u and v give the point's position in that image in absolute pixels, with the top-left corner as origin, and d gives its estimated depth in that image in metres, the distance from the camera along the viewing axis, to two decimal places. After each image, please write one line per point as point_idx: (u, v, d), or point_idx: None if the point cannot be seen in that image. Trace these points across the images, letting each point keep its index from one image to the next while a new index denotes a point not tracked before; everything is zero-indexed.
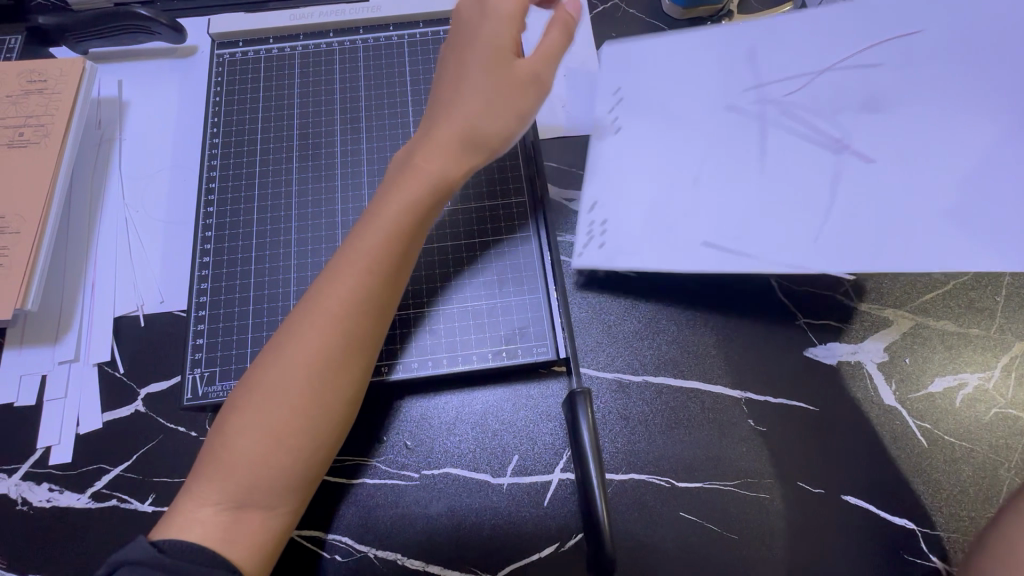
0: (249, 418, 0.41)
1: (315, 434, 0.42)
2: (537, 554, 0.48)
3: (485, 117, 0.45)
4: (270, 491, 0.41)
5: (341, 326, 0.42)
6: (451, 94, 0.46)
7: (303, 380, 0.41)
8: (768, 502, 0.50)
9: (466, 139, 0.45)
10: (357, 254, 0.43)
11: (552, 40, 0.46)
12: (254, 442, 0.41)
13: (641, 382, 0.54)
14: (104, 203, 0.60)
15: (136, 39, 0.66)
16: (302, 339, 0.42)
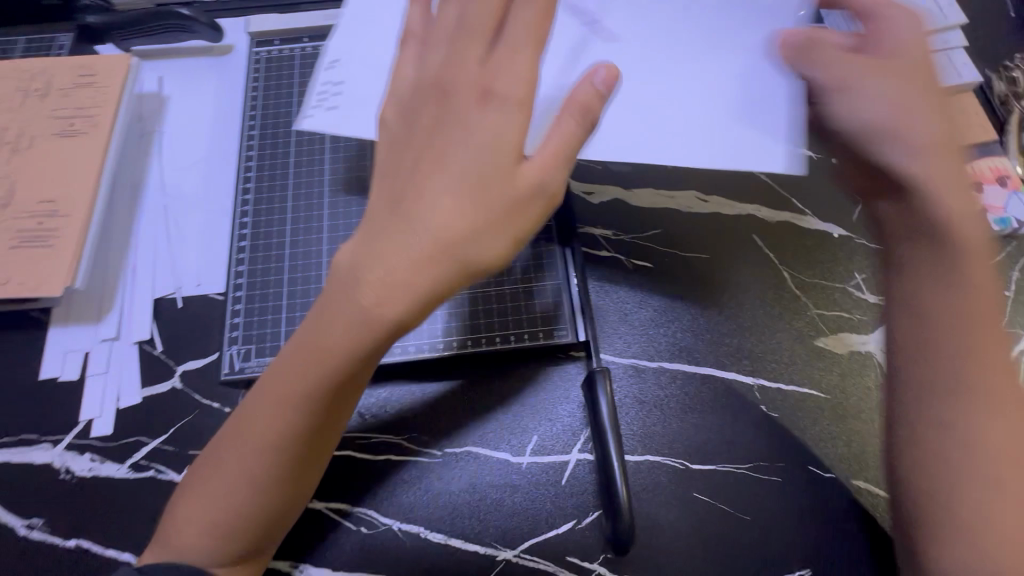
0: (212, 489, 0.43)
1: (283, 486, 0.43)
2: (555, 531, 0.50)
3: (473, 243, 0.37)
4: (240, 528, 0.43)
5: (289, 440, 0.41)
6: (445, 158, 0.38)
7: (255, 496, 0.42)
8: (780, 485, 0.51)
9: (451, 268, 0.37)
10: (307, 373, 0.40)
11: (562, 130, 0.37)
12: (217, 510, 0.42)
13: (656, 368, 0.56)
14: (144, 191, 0.63)
15: (177, 37, 0.70)
16: (275, 409, 0.41)
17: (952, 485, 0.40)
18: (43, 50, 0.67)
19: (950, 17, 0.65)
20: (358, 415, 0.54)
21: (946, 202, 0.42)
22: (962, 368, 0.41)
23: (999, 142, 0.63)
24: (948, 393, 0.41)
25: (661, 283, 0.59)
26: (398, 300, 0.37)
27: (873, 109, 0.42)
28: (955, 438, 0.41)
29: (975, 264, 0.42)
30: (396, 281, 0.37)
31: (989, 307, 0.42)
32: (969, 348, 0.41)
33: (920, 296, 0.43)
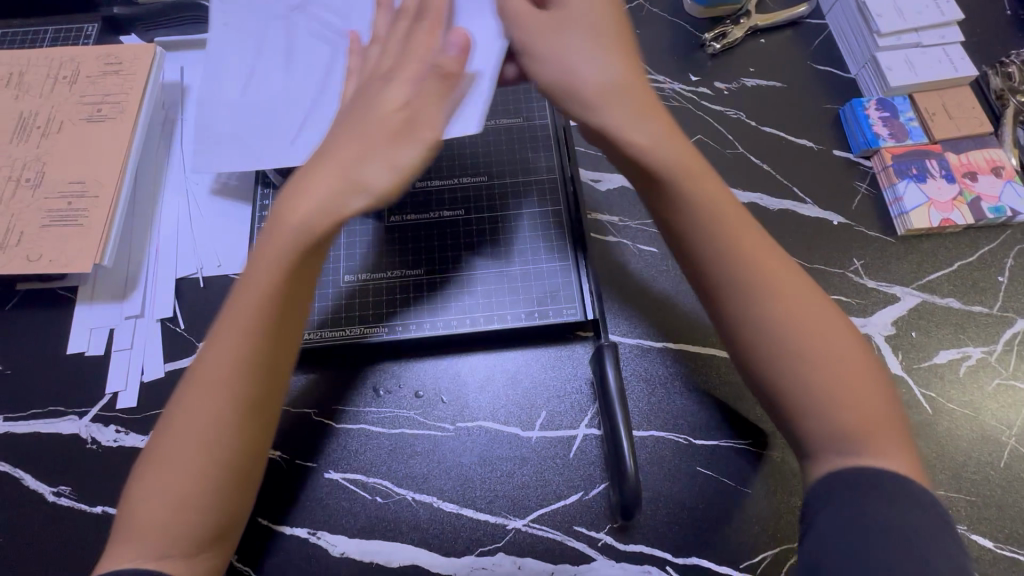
0: (170, 455, 0.39)
1: (241, 435, 0.40)
2: (563, 501, 0.52)
3: (369, 163, 0.43)
4: (202, 497, 0.39)
5: (243, 376, 0.40)
6: (346, 120, 0.46)
7: (218, 455, 0.39)
8: (780, 459, 0.53)
9: (340, 186, 0.42)
10: (246, 298, 0.40)
11: (427, 87, 0.46)
12: (180, 480, 0.38)
13: (661, 347, 0.58)
14: (167, 175, 0.65)
15: (198, 28, 0.72)
16: (218, 347, 0.40)
17: (801, 373, 0.38)
18: (70, 39, 0.69)
19: (947, 14, 0.67)
20: (373, 390, 0.56)
21: (638, 139, 0.41)
22: (747, 270, 0.40)
23: (995, 134, 0.65)
24: (744, 321, 0.40)
25: (666, 267, 0.61)
26: (303, 209, 0.41)
27: (572, 60, 0.44)
28: (769, 329, 0.39)
29: (704, 179, 0.42)
30: (306, 193, 0.42)
31: (741, 217, 0.42)
32: (745, 256, 0.40)
33: (676, 216, 0.42)
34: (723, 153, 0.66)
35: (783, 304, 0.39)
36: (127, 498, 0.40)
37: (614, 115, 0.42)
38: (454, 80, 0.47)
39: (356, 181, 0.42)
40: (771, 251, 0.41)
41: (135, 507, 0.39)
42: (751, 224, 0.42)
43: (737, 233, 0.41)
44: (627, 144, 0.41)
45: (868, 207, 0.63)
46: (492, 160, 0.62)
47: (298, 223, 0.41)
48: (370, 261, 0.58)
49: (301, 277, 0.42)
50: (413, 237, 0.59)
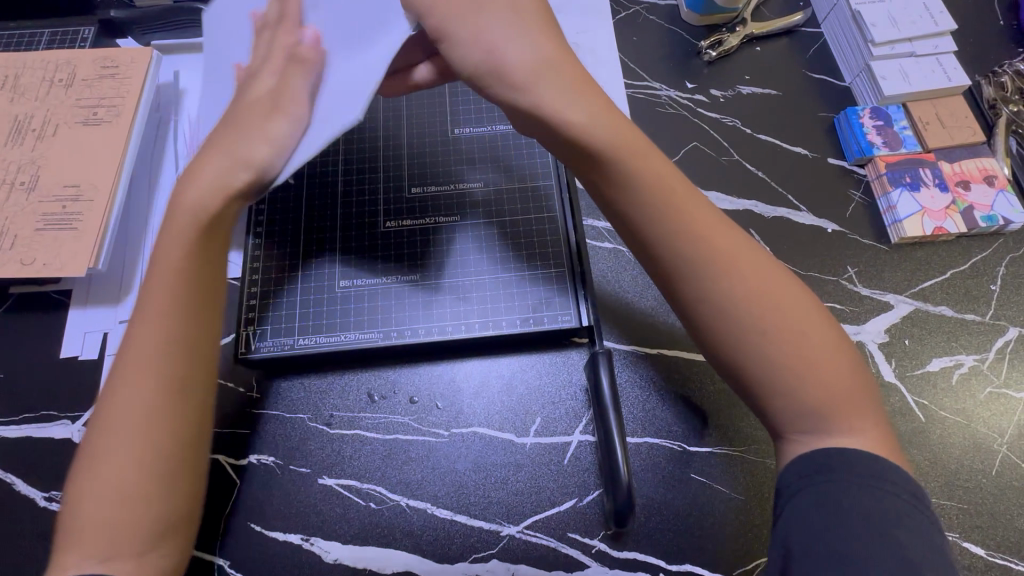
0: (106, 454, 0.40)
1: (171, 423, 0.41)
2: (556, 507, 0.52)
3: (253, 143, 0.44)
4: (142, 490, 0.40)
5: (168, 362, 0.41)
6: (232, 113, 0.47)
7: (147, 448, 0.40)
8: (773, 466, 0.53)
9: (232, 172, 0.43)
10: (157, 292, 0.42)
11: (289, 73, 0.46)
12: (118, 479, 0.39)
13: (656, 354, 0.58)
14: (163, 179, 0.65)
15: (195, 32, 0.72)
16: (138, 338, 0.41)
17: (764, 350, 0.39)
18: (67, 42, 0.69)
19: (941, 24, 0.68)
20: (368, 395, 0.56)
21: (574, 124, 0.39)
22: (700, 252, 0.40)
23: (987, 143, 0.65)
24: (700, 299, 0.40)
25: None
26: (195, 194, 0.43)
27: (490, 40, 0.40)
28: (729, 311, 0.39)
29: (649, 159, 0.41)
30: (201, 182, 0.43)
31: (689, 197, 0.41)
32: (693, 236, 0.40)
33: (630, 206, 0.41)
34: (718, 160, 0.66)
35: (743, 276, 0.40)
36: (65, 510, 0.40)
37: (551, 102, 0.39)
38: (309, 63, 0.46)
39: (245, 161, 0.43)
40: (720, 225, 0.41)
41: (79, 513, 0.39)
42: (697, 200, 0.42)
43: (690, 215, 0.40)
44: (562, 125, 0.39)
45: (862, 215, 0.64)
46: (488, 167, 0.62)
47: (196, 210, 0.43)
48: (365, 266, 0.58)
49: (209, 263, 0.44)
50: (409, 242, 0.59)
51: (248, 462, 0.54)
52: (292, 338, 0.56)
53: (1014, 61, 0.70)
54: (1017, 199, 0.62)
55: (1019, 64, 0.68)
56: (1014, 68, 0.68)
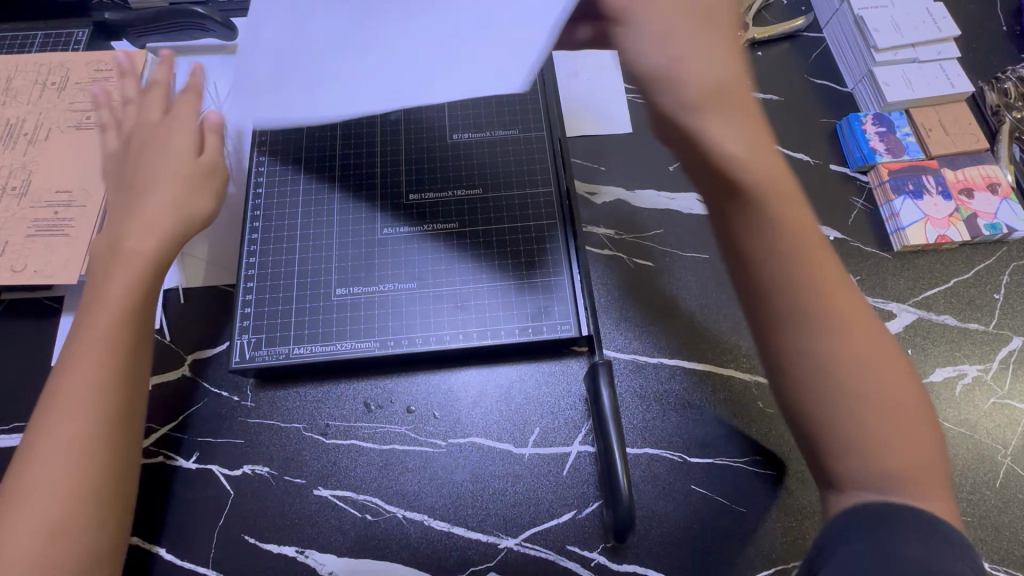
0: (37, 484, 0.42)
1: (111, 446, 0.45)
2: (555, 520, 0.51)
3: (192, 199, 0.52)
4: (75, 512, 0.42)
5: (103, 398, 0.45)
6: (152, 163, 0.52)
7: (85, 469, 0.43)
8: (775, 478, 0.53)
9: (176, 222, 0.51)
10: (98, 325, 0.47)
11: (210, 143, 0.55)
12: (44, 509, 0.42)
13: (656, 363, 0.57)
14: None
15: (192, 35, 0.71)
16: (76, 368, 0.45)
17: (848, 415, 0.38)
18: (61, 44, 0.68)
19: (944, 30, 0.67)
20: (365, 404, 0.55)
21: (734, 152, 0.38)
22: (815, 304, 0.39)
23: (991, 150, 0.64)
24: (800, 351, 0.39)
25: (661, 282, 0.60)
26: (144, 242, 0.49)
27: (679, 49, 0.40)
28: (831, 363, 0.38)
29: (794, 207, 0.40)
30: (147, 231, 0.50)
31: (818, 248, 0.40)
32: (814, 284, 0.39)
33: (746, 230, 0.40)
34: None
35: (850, 345, 0.39)
36: None
37: (716, 128, 0.38)
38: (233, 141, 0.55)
39: (192, 213, 0.52)
40: (843, 287, 0.40)
41: None
42: (830, 259, 0.41)
43: (817, 268, 0.40)
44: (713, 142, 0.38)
45: (865, 222, 0.63)
46: (488, 173, 0.61)
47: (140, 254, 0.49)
48: (362, 273, 0.57)
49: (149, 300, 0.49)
50: (406, 249, 0.58)
51: (242, 472, 0.53)
52: (287, 346, 0.55)
53: (1017, 67, 0.69)
54: (1020, 207, 0.61)
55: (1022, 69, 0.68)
56: (1017, 73, 0.68)
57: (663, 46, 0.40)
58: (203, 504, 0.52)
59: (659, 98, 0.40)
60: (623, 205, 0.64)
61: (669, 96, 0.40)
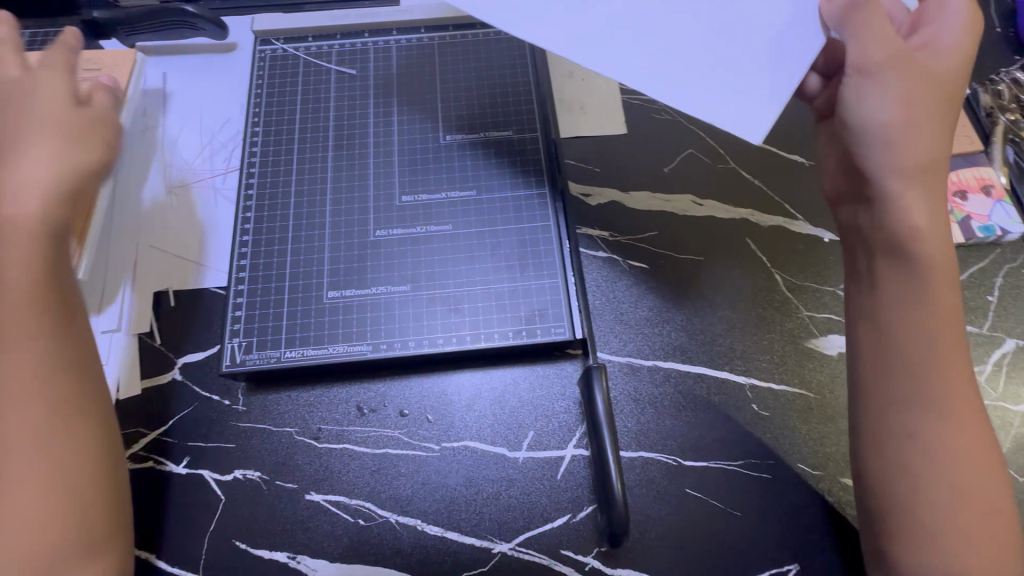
0: (10, 489, 0.41)
1: (76, 430, 0.44)
2: (549, 524, 0.51)
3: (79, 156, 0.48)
4: (66, 498, 0.42)
5: (40, 380, 0.43)
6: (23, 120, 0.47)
7: (57, 455, 0.43)
8: (769, 481, 0.52)
9: (67, 180, 0.46)
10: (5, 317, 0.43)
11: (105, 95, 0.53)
12: (28, 498, 0.41)
13: (651, 366, 0.57)
14: (147, 185, 0.64)
15: (183, 35, 0.70)
16: (7, 367, 0.43)
17: (927, 504, 0.44)
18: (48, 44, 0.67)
19: None
20: (357, 408, 0.55)
21: (916, 227, 0.46)
22: (926, 401, 0.45)
23: (984, 152, 0.65)
24: (912, 438, 0.45)
25: (656, 284, 0.60)
26: (31, 207, 0.45)
27: (885, 118, 0.46)
28: (938, 451, 0.44)
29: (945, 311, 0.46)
30: (28, 193, 0.45)
31: (959, 359, 0.46)
32: (934, 381, 0.45)
33: (886, 308, 0.47)
34: (714, 168, 0.65)
35: (958, 451, 0.44)
36: None
37: (907, 199, 0.46)
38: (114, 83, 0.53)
39: (82, 169, 0.47)
40: (967, 400, 0.45)
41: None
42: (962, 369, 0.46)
43: (948, 379, 0.45)
44: (906, 212, 0.46)
45: None
46: (482, 174, 0.61)
47: (27, 224, 0.45)
48: (354, 276, 0.57)
49: (49, 271, 0.45)
50: (399, 252, 0.58)
51: (233, 477, 0.53)
52: (278, 350, 0.54)
53: (1010, 68, 0.69)
54: (1014, 210, 0.62)
55: (1016, 71, 0.68)
56: (1011, 75, 0.68)
57: (900, 106, 0.45)
58: (193, 509, 0.52)
59: (866, 153, 0.47)
60: (618, 207, 0.64)
61: (881, 155, 0.46)
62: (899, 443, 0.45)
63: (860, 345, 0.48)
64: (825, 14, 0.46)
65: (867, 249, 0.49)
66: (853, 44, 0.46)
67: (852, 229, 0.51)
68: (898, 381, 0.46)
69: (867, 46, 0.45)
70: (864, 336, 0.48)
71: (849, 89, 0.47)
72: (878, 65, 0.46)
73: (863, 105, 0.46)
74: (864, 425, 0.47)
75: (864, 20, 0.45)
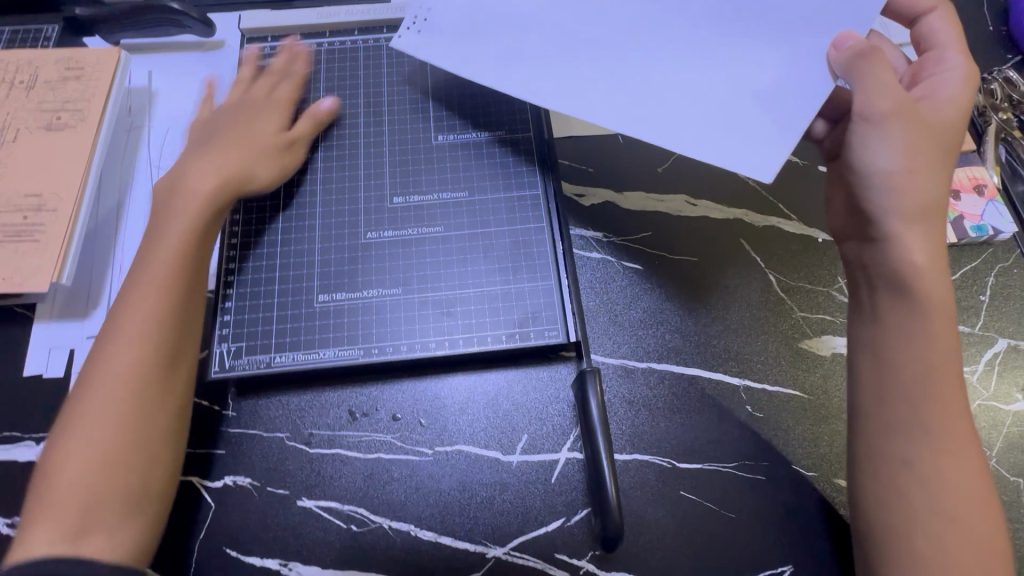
0: (86, 435, 0.43)
1: (157, 399, 0.46)
2: (544, 528, 0.51)
3: (246, 160, 0.55)
4: (130, 461, 0.44)
5: (156, 337, 0.47)
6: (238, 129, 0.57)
7: (135, 418, 0.44)
8: (764, 483, 0.52)
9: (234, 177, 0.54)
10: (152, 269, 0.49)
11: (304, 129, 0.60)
12: (99, 451, 0.43)
13: (645, 368, 0.56)
14: (132, 186, 0.63)
15: (167, 32, 0.69)
16: (134, 315, 0.47)
17: (923, 523, 0.43)
18: (29, 41, 0.65)
19: None
20: (349, 413, 0.54)
21: (919, 264, 0.46)
22: (922, 426, 0.45)
23: (976, 151, 0.65)
24: (907, 462, 0.44)
25: (651, 285, 0.60)
26: (202, 182, 0.52)
27: (886, 161, 0.47)
28: (933, 478, 0.44)
29: (941, 338, 0.46)
30: (208, 174, 0.53)
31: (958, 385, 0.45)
32: (934, 407, 0.45)
33: (884, 338, 0.47)
34: (708, 167, 0.65)
35: (950, 482, 0.43)
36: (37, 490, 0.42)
37: (910, 239, 0.47)
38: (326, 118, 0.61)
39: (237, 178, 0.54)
40: (967, 430, 0.45)
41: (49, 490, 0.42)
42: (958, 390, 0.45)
43: (949, 406, 0.45)
44: (908, 251, 0.47)
45: None
46: (474, 174, 0.60)
47: (179, 233, 0.50)
48: (345, 279, 0.56)
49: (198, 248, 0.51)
50: (390, 254, 0.57)
51: (224, 484, 0.52)
52: (268, 354, 0.53)
53: (1002, 67, 0.69)
54: (1006, 209, 0.62)
55: (1008, 70, 0.68)
56: (1003, 74, 0.68)
57: (905, 154, 0.47)
58: (183, 516, 0.51)
59: (869, 195, 0.48)
60: (611, 207, 0.63)
61: (885, 197, 0.48)
62: (891, 466, 0.45)
63: (859, 372, 0.48)
64: (833, 62, 0.48)
65: (870, 284, 0.50)
66: (859, 93, 0.48)
67: (858, 267, 0.51)
68: (897, 405, 0.46)
69: (872, 97, 0.48)
70: (864, 362, 0.48)
71: (857, 133, 0.49)
72: (883, 115, 0.47)
73: (866, 148, 0.48)
74: (859, 448, 0.47)
75: (874, 70, 0.47)
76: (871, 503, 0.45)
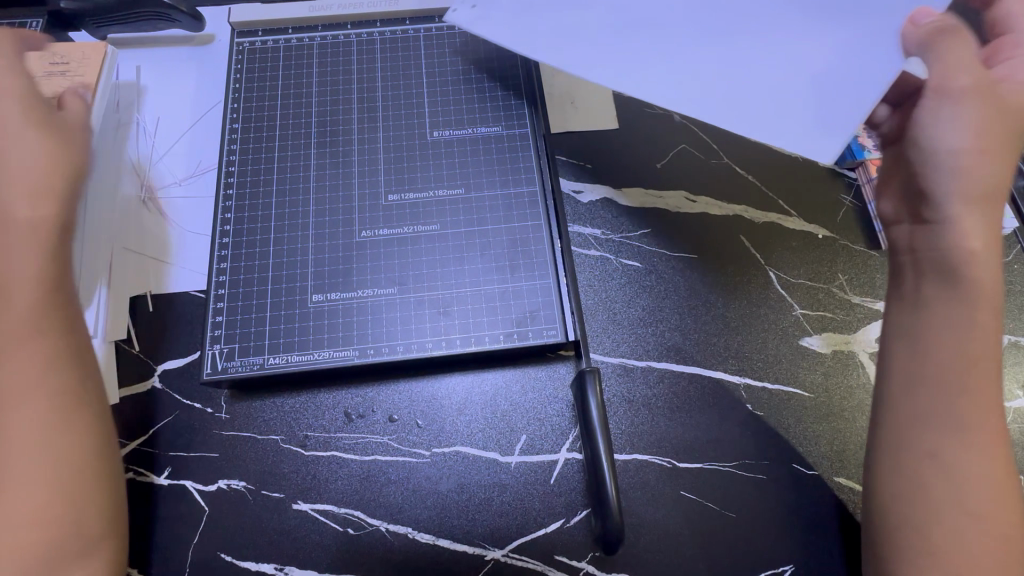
0: (11, 480, 0.40)
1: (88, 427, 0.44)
2: (543, 530, 0.50)
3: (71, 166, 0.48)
4: (79, 488, 0.42)
5: (50, 374, 0.43)
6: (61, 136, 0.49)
7: (67, 447, 0.42)
8: (764, 482, 0.52)
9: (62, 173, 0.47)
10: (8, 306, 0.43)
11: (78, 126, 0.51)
12: (28, 496, 0.40)
13: (645, 367, 0.56)
14: (122, 184, 0.61)
15: (156, 26, 0.67)
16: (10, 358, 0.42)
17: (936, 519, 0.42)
18: None
19: None
20: (344, 414, 0.53)
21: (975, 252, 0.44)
22: (951, 417, 0.43)
23: None
24: (932, 456, 0.43)
25: (650, 283, 0.59)
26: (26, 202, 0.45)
27: (952, 140, 0.44)
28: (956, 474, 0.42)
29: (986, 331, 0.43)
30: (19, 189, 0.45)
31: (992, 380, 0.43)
32: (962, 402, 0.43)
33: (923, 327, 0.45)
34: (708, 163, 0.64)
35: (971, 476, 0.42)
36: None
37: (968, 223, 0.44)
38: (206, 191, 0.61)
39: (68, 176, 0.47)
40: (996, 427, 0.43)
41: None
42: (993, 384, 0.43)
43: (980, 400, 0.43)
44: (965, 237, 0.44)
45: (853, 219, 0.62)
46: (470, 171, 0.59)
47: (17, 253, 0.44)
48: (340, 278, 0.55)
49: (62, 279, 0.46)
50: (385, 253, 0.56)
51: (217, 487, 0.51)
52: (262, 356, 0.53)
53: None
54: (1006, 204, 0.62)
55: None
56: None
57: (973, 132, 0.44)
58: (176, 521, 0.50)
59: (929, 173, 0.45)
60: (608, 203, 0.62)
61: (948, 178, 0.45)
62: (914, 460, 0.43)
63: (892, 360, 0.46)
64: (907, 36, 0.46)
65: (918, 270, 0.47)
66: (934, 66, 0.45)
67: (906, 252, 0.48)
68: (925, 397, 0.44)
69: (949, 70, 0.44)
70: (897, 353, 0.46)
71: (926, 107, 0.45)
72: (956, 90, 0.44)
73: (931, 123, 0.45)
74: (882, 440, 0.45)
75: (950, 43, 0.44)
76: (888, 498, 0.44)
